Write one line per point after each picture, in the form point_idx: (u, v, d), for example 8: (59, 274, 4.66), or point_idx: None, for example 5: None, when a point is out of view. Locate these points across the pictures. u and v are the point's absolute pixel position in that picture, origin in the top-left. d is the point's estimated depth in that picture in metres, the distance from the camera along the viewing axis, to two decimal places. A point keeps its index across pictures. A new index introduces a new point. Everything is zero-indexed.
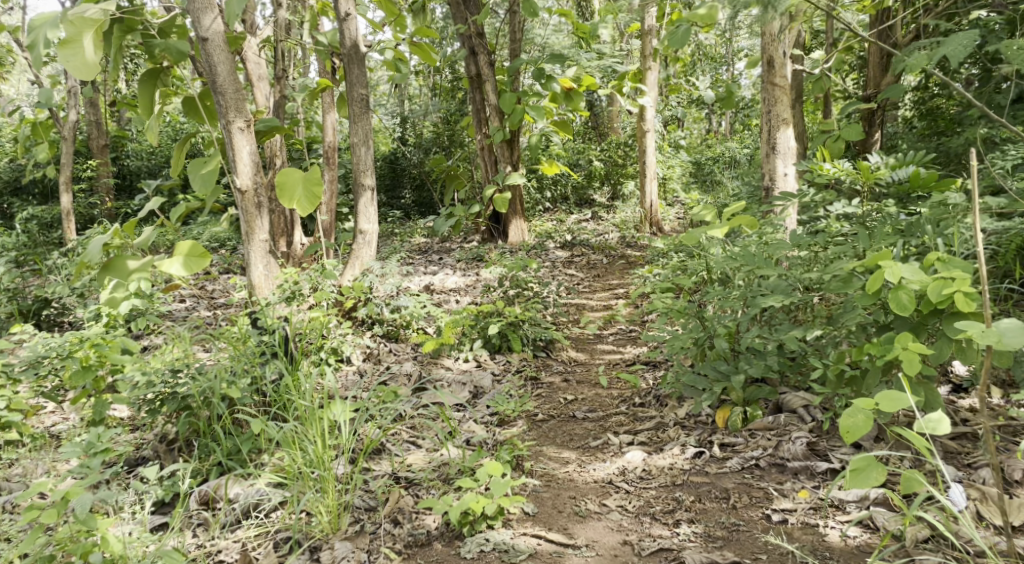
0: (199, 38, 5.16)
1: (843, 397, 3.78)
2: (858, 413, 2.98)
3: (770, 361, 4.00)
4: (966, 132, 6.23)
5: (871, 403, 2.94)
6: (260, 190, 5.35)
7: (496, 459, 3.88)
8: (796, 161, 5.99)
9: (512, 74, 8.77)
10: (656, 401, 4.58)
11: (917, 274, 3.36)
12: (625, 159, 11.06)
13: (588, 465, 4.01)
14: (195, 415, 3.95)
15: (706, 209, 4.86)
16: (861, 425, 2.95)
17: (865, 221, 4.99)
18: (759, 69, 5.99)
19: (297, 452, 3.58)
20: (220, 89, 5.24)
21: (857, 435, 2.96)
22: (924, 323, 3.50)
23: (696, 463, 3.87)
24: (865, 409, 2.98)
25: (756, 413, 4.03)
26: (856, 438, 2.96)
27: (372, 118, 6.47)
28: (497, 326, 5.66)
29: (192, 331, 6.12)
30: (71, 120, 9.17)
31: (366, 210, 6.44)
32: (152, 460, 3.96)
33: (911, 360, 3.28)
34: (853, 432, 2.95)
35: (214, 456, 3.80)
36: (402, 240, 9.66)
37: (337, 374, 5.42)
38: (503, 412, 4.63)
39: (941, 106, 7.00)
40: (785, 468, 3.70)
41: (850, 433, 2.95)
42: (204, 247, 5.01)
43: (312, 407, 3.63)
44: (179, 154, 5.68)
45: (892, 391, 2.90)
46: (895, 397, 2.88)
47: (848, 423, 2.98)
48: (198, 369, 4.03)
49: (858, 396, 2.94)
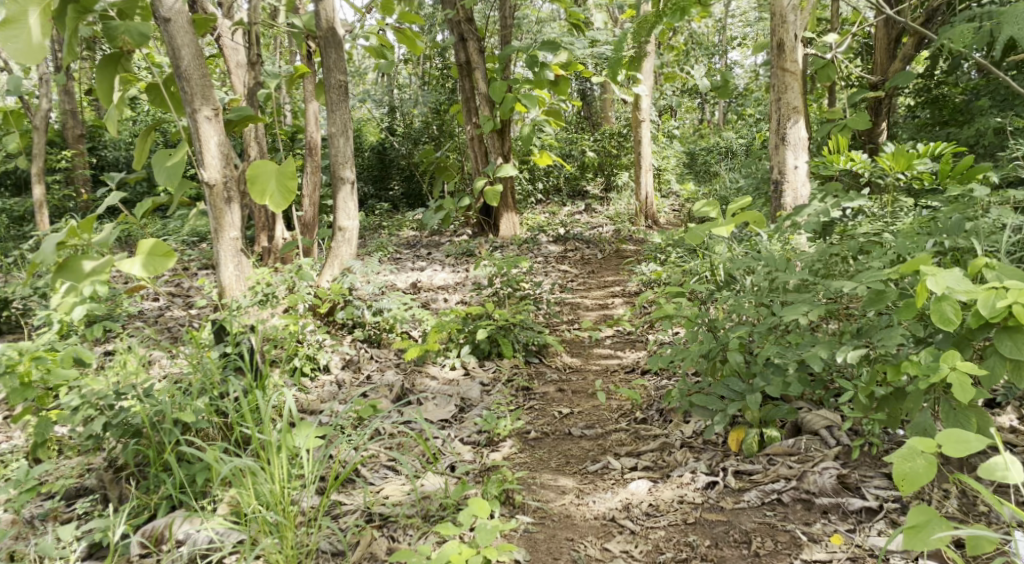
0: (160, 18, 4.69)
1: (875, 421, 3.37)
2: (917, 456, 2.59)
3: (789, 380, 3.57)
4: (979, 122, 5.85)
5: (933, 445, 2.55)
6: (230, 183, 4.90)
7: (483, 494, 3.47)
8: (807, 153, 5.56)
9: (503, 63, 8.33)
10: (659, 417, 4.18)
11: (965, 282, 2.99)
12: (619, 149, 10.52)
13: (587, 496, 3.60)
14: (144, 442, 3.49)
15: (710, 204, 4.43)
16: (921, 471, 2.57)
17: (882, 219, 4.58)
18: (768, 53, 5.54)
19: (253, 490, 3.14)
20: (185, 75, 4.76)
21: (917, 482, 2.57)
22: (971, 337, 3.11)
23: (709, 496, 3.45)
24: (925, 451, 2.60)
25: (774, 436, 3.62)
26: (915, 486, 2.57)
27: (351, 106, 6.02)
28: (485, 331, 5.24)
29: (161, 342, 5.70)
30: (42, 108, 8.68)
31: (346, 205, 5.98)
32: (95, 492, 3.51)
33: (962, 383, 2.92)
34: (912, 478, 2.56)
35: (163, 489, 3.36)
36: (389, 233, 9.24)
37: (313, 385, 5.00)
38: (492, 430, 4.19)
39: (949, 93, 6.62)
40: (812, 506, 3.28)
41: (909, 481, 2.56)
42: (169, 246, 4.56)
43: (271, 441, 3.19)
44: (143, 146, 5.24)
45: (957, 432, 2.52)
46: (962, 442, 2.49)
47: (905, 468, 2.59)
48: (148, 389, 3.58)
49: (916, 439, 2.56)
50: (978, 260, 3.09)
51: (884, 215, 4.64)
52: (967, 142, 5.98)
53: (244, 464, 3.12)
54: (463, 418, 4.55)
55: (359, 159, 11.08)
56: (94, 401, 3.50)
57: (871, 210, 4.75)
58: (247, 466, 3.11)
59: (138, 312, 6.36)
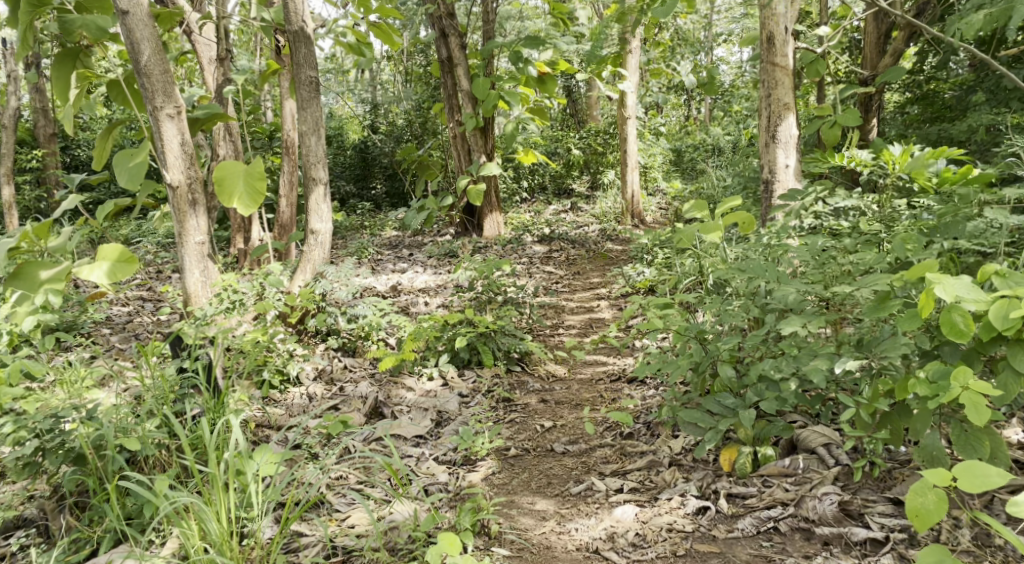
0: (118, 11, 4.41)
1: (876, 440, 3.14)
2: (928, 491, 2.49)
3: (785, 396, 3.34)
4: (970, 119, 5.58)
5: (947, 478, 2.42)
6: (194, 185, 4.63)
7: (455, 527, 3.23)
8: (799, 151, 5.32)
9: (485, 59, 8.08)
10: (647, 431, 3.95)
11: (974, 292, 2.76)
12: (605, 146, 10.30)
13: (568, 523, 3.36)
14: (88, 470, 3.23)
15: (699, 206, 4.19)
16: (931, 507, 2.46)
17: (879, 220, 4.35)
18: (758, 47, 5.30)
19: (199, 528, 2.91)
20: (145, 71, 4.49)
21: (929, 517, 2.47)
22: (984, 350, 2.88)
23: (700, 524, 3.22)
24: (939, 487, 2.49)
25: (768, 455, 3.38)
26: (927, 524, 2.47)
27: (323, 103, 5.74)
28: (464, 339, 4.98)
29: (125, 353, 5.43)
30: (10, 106, 8.37)
31: (319, 207, 5.71)
32: (35, 523, 3.26)
33: (976, 404, 2.70)
34: (924, 516, 2.47)
35: (107, 522, 3.11)
36: (370, 234, 8.95)
37: (282, 398, 4.74)
38: (470, 448, 3.95)
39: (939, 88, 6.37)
40: (812, 536, 3.05)
41: (919, 517, 2.47)
42: (131, 251, 4.29)
43: (219, 473, 2.96)
44: (102, 145, 4.95)
45: (976, 466, 2.37)
46: (979, 475, 2.33)
47: (917, 503, 2.49)
48: (93, 412, 3.33)
49: (928, 476, 2.41)
50: (989, 267, 2.86)
51: (880, 216, 4.40)
52: (959, 139, 5.70)
53: (192, 499, 2.88)
54: (440, 433, 4.28)
55: (341, 157, 10.80)
56: (33, 425, 3.24)
57: (866, 210, 4.50)
58: (197, 502, 2.87)
59: (104, 319, 6.08)
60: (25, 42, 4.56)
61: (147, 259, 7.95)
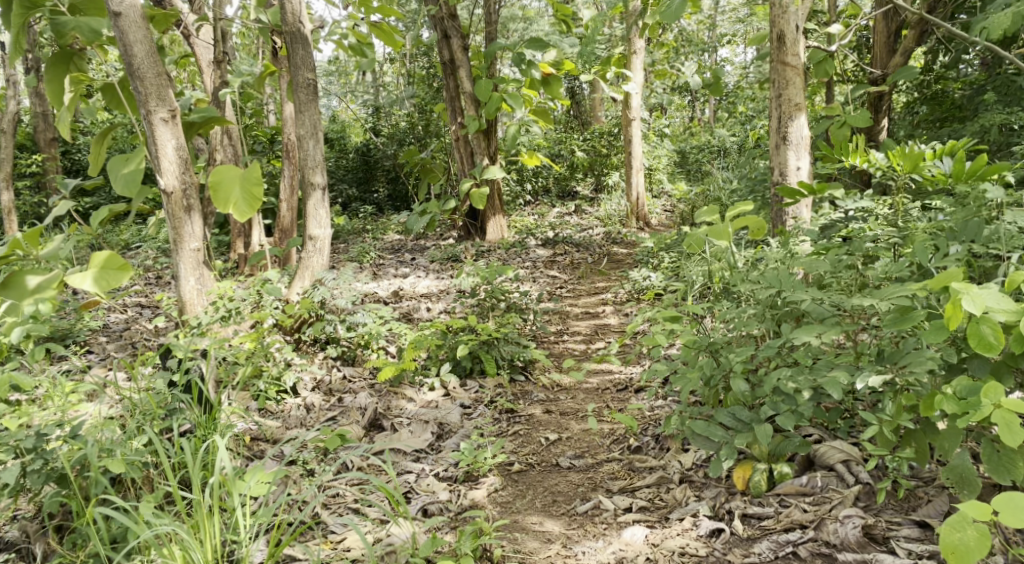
0: (111, 13, 4.27)
1: (899, 459, 2.99)
2: (967, 526, 2.40)
3: (802, 410, 3.18)
4: (980, 119, 5.38)
5: (988, 513, 2.37)
6: (189, 190, 4.49)
7: (456, 551, 3.09)
8: (810, 152, 5.16)
9: (488, 61, 7.92)
10: (656, 445, 3.80)
11: (1004, 302, 2.59)
12: (609, 148, 10.13)
13: (574, 546, 3.23)
14: (71, 491, 3.08)
15: (708, 209, 4.02)
16: (972, 543, 2.38)
17: (895, 223, 4.18)
18: (768, 46, 5.14)
19: (184, 557, 2.77)
20: (138, 74, 4.34)
21: (968, 555, 2.39)
22: (1013, 363, 2.75)
23: (714, 548, 3.07)
24: (976, 521, 2.42)
25: (785, 473, 3.23)
26: (966, 560, 2.38)
27: (322, 106, 5.60)
28: (466, 347, 4.82)
29: (120, 363, 5.28)
30: (9, 110, 8.20)
31: (317, 212, 5.56)
32: (16, 546, 3.12)
33: (1010, 424, 2.55)
34: (962, 552, 2.38)
35: (90, 547, 2.96)
36: (373, 237, 8.80)
37: (278, 410, 4.59)
38: (469, 464, 3.78)
39: (950, 87, 6.21)
40: (833, 562, 2.90)
41: (959, 554, 2.38)
42: (124, 258, 4.15)
43: (204, 499, 2.83)
44: (97, 150, 4.82)
45: (1015, 499, 2.34)
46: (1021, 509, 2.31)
47: (954, 540, 2.41)
48: (76, 430, 3.18)
49: (968, 509, 2.37)
50: (1019, 276, 2.69)
51: (896, 220, 4.23)
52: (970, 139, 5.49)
53: (178, 528, 2.74)
54: (441, 447, 4.13)
55: (344, 161, 10.65)
56: (14, 444, 3.09)
57: (879, 213, 4.34)
58: (182, 531, 2.73)
59: (100, 327, 5.93)
60: (18, 44, 4.40)
61: (145, 265, 7.81)
